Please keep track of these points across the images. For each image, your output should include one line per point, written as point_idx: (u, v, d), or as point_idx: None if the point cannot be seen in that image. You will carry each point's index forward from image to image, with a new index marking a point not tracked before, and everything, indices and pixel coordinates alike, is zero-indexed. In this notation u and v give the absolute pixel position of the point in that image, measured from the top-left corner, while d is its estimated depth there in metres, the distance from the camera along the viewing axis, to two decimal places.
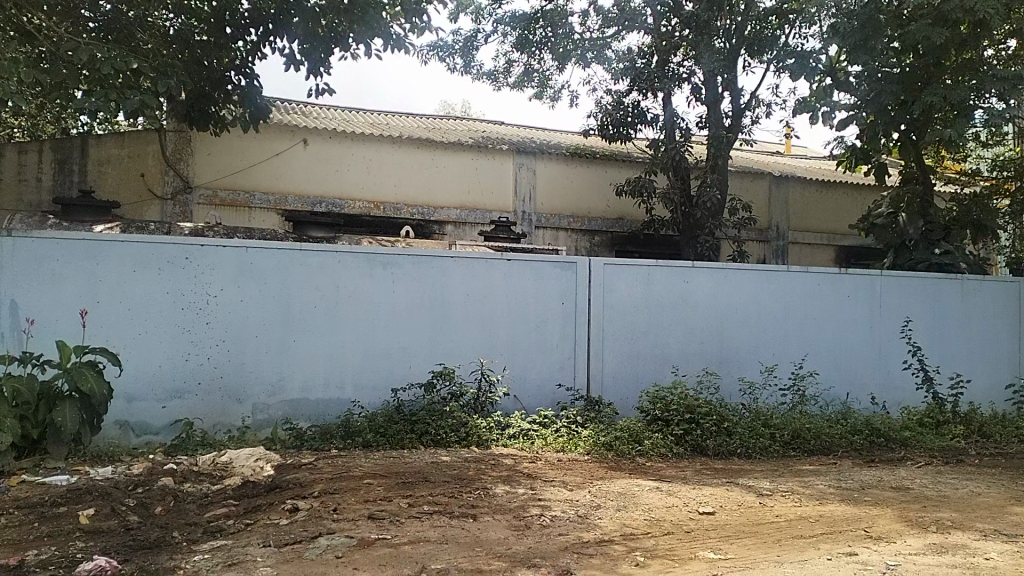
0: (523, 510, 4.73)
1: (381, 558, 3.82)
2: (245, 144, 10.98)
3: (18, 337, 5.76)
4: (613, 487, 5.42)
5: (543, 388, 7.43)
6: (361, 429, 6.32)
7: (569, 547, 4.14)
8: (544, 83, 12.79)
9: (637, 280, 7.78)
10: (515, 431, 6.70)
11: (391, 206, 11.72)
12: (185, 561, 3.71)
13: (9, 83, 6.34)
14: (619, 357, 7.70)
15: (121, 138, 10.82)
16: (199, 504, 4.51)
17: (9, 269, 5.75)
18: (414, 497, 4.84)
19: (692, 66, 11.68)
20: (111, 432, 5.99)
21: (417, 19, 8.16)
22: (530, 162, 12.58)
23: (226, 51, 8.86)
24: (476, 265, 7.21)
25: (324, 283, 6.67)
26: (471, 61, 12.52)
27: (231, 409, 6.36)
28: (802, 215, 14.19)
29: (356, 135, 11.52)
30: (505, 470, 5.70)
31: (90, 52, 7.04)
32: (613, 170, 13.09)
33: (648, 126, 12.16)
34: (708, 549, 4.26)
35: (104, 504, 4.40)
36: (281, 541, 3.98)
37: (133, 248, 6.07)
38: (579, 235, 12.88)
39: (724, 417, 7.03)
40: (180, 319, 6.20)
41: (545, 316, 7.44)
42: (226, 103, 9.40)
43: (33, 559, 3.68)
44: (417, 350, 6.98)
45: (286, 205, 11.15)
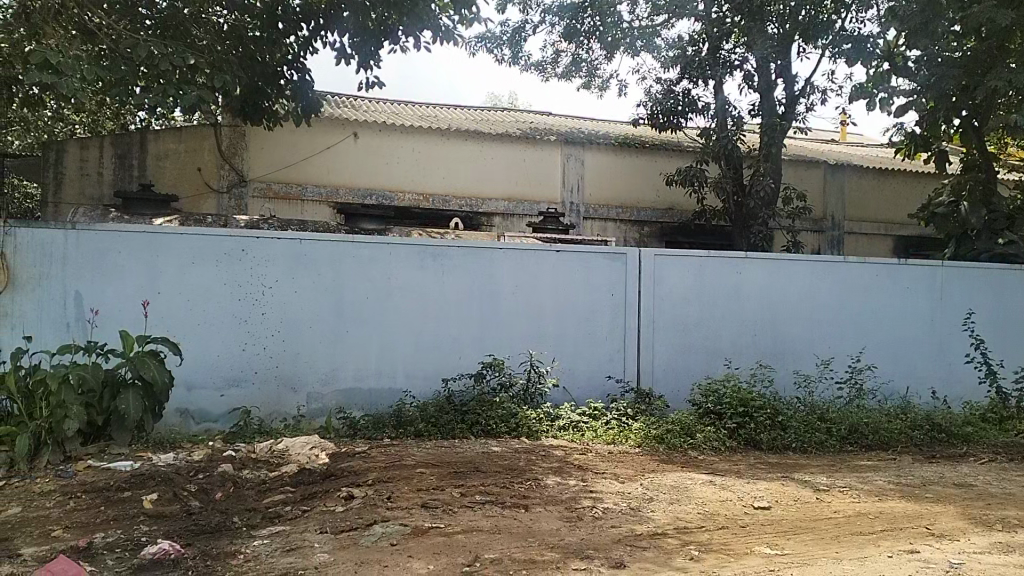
0: (575, 502, 4.71)
1: (434, 547, 3.84)
2: (297, 138, 11.14)
3: (82, 326, 5.96)
4: (665, 480, 5.37)
5: (593, 380, 7.38)
6: (413, 419, 6.39)
7: (623, 540, 4.11)
8: (592, 72, 12.69)
9: (687, 272, 7.67)
10: (565, 422, 6.66)
11: (440, 199, 11.78)
12: (245, 546, 3.79)
13: (72, 80, 6.56)
14: (670, 349, 7.61)
15: (178, 133, 11.00)
16: (258, 491, 4.60)
17: (74, 262, 5.95)
18: (466, 487, 4.86)
19: (744, 53, 11.48)
20: (172, 419, 6.15)
21: (466, 10, 8.15)
22: (578, 153, 12.50)
23: (278, 46, 8.99)
24: (525, 256, 7.19)
25: (375, 274, 6.73)
26: (519, 52, 12.46)
27: (286, 398, 6.48)
28: (858, 204, 13.83)
29: (405, 128, 11.59)
30: (555, 461, 5.68)
31: (148, 49, 7.22)
32: (662, 160, 12.92)
33: (699, 114, 11.95)
34: (764, 545, 4.18)
35: (166, 489, 4.53)
36: (337, 528, 4.03)
37: (190, 241, 6.20)
38: (628, 226, 12.80)
39: (778, 410, 6.90)
40: (236, 310, 6.33)
41: (594, 307, 7.39)
42: (279, 97, 9.49)
43: (100, 541, 3.80)
44: (467, 341, 7.00)
45: (337, 198, 11.31)
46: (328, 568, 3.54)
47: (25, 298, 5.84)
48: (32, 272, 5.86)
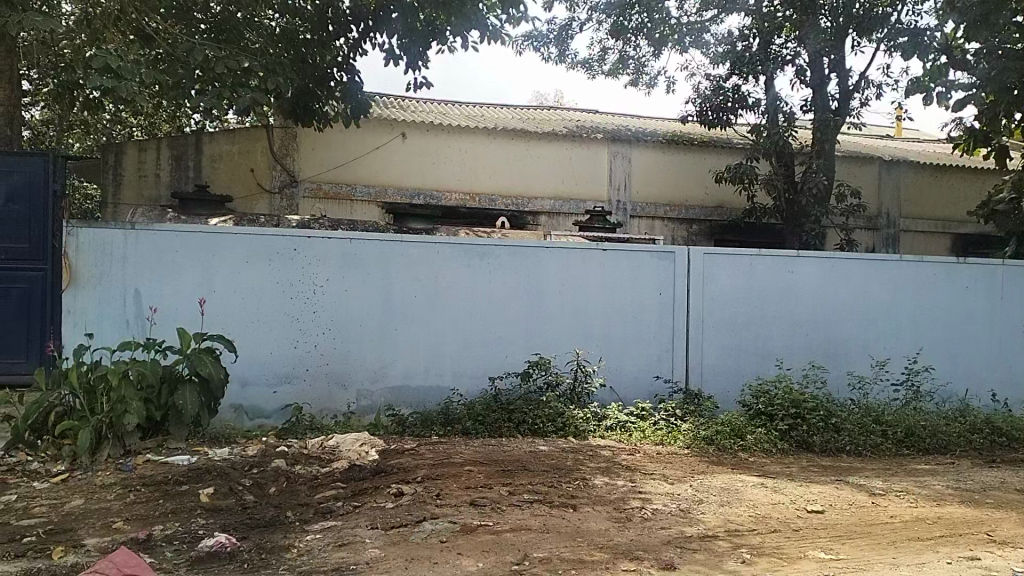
0: (624, 503, 4.68)
1: (484, 544, 3.86)
2: (346, 139, 11.29)
3: (142, 324, 6.14)
4: (715, 482, 5.30)
5: (641, 379, 7.33)
6: (461, 417, 6.43)
7: (673, 542, 4.07)
8: (640, 69, 12.58)
9: (738, 270, 7.56)
10: (612, 422, 6.62)
11: (486, 198, 11.84)
12: (299, 540, 3.86)
13: (132, 84, 6.74)
14: (720, 349, 7.51)
15: (232, 134, 11.21)
16: (310, 486, 4.67)
17: (134, 261, 6.13)
18: (514, 485, 4.88)
19: (796, 47, 11.25)
20: (227, 415, 6.30)
21: (514, 10, 8.15)
22: (625, 150, 12.42)
23: (328, 49, 9.12)
24: (572, 255, 7.17)
25: (423, 273, 6.78)
26: (567, 50, 12.42)
27: (337, 394, 6.58)
28: (915, 201, 13.47)
29: (452, 128, 11.67)
30: (603, 461, 5.66)
31: (204, 52, 7.42)
32: (711, 158, 12.77)
33: (749, 110, 11.75)
34: (818, 549, 4.11)
35: (222, 483, 4.63)
36: (387, 524, 4.08)
37: (244, 240, 6.33)
38: (676, 224, 12.68)
39: (832, 412, 6.76)
40: (289, 308, 6.44)
41: (642, 306, 7.32)
42: (329, 99, 9.60)
43: (159, 534, 3.90)
44: (514, 340, 7.01)
45: (386, 197, 11.45)
46: (379, 564, 3.58)
47: (87, 297, 6.04)
48: (93, 271, 6.06)
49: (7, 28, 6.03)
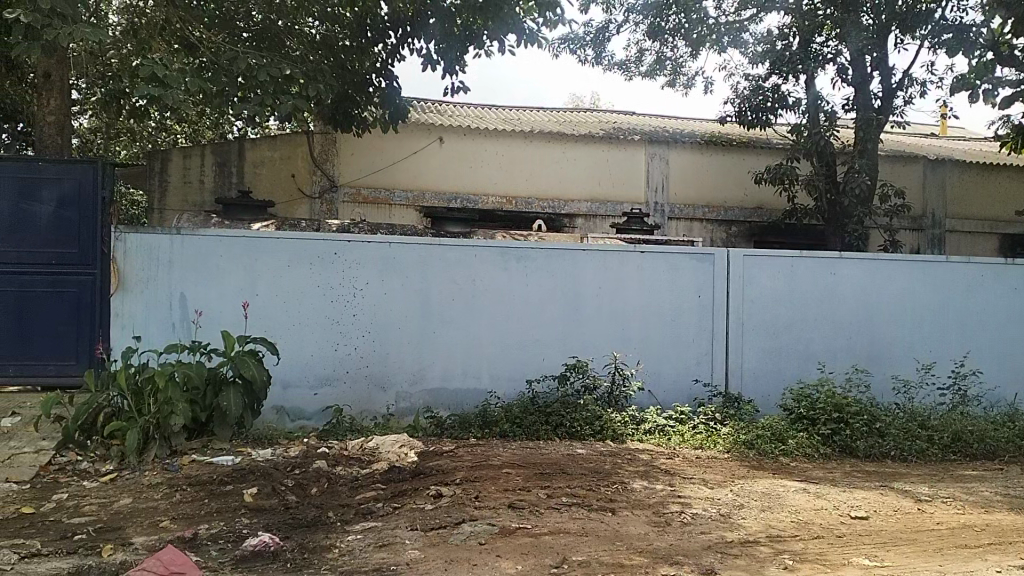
0: (663, 507, 4.65)
1: (523, 547, 3.87)
2: (385, 143, 11.44)
3: (187, 327, 6.29)
4: (756, 487, 5.24)
5: (679, 383, 7.27)
6: (499, 419, 6.45)
7: (713, 546, 4.03)
8: (677, 70, 12.49)
9: (778, 272, 7.46)
10: (650, 426, 6.58)
11: (523, 200, 11.87)
12: (340, 540, 3.91)
13: (177, 92, 6.90)
14: (760, 352, 7.43)
15: (273, 140, 11.39)
16: (350, 487, 4.73)
17: (179, 265, 6.27)
18: (552, 489, 4.88)
19: (837, 45, 11.08)
20: (269, 416, 6.42)
21: (550, 13, 8.17)
22: (662, 151, 12.35)
23: (367, 55, 9.20)
24: (609, 258, 7.14)
25: (461, 277, 6.82)
26: (603, 52, 12.39)
27: (376, 396, 6.65)
28: (961, 201, 13.16)
29: (489, 131, 11.73)
30: (641, 465, 5.63)
31: (247, 60, 7.56)
32: (750, 158, 12.63)
33: (789, 110, 11.59)
34: (862, 556, 4.04)
35: (265, 484, 4.71)
36: (427, 525, 4.11)
37: (286, 244, 6.44)
38: (715, 225, 12.57)
39: (876, 417, 6.64)
40: (329, 311, 6.53)
41: (680, 309, 7.26)
42: (368, 105, 9.72)
43: (205, 533, 3.99)
44: (551, 343, 7.01)
45: (423, 202, 11.58)
46: (419, 565, 3.61)
47: (134, 300, 6.21)
48: (141, 276, 6.24)
49: (58, 40, 6.22)
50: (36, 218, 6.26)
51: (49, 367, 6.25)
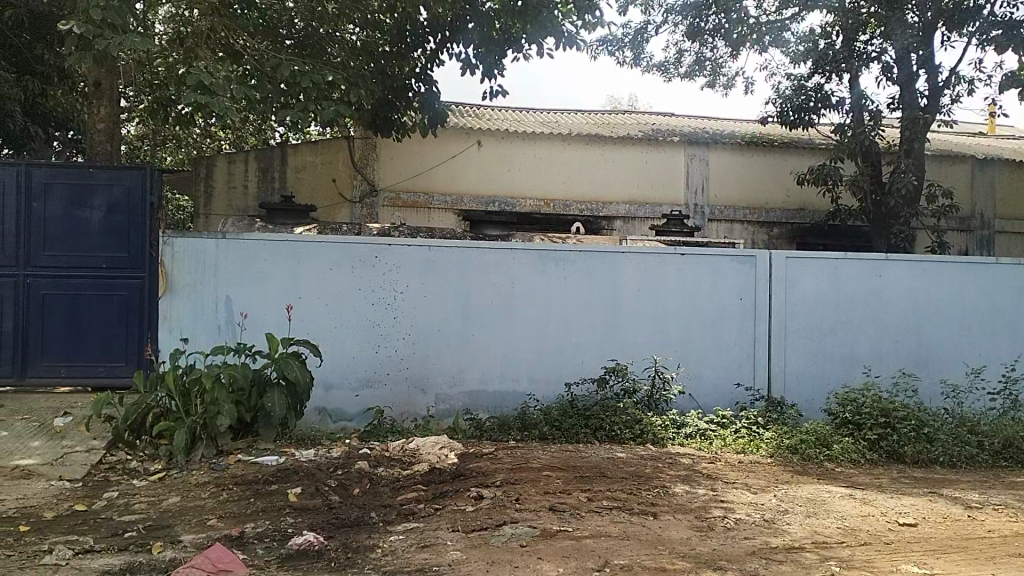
0: (705, 511, 4.60)
1: (564, 550, 3.86)
2: (424, 147, 11.57)
3: (232, 328, 6.40)
4: (801, 492, 5.16)
5: (720, 387, 7.18)
6: (537, 422, 6.44)
7: (757, 552, 3.98)
8: (717, 70, 12.37)
9: (822, 274, 7.34)
10: (691, 430, 6.51)
11: (561, 203, 11.86)
12: (383, 541, 3.95)
13: (224, 99, 7.03)
14: (804, 355, 7.32)
15: (315, 145, 11.53)
16: (392, 488, 4.77)
17: (225, 269, 6.39)
18: (592, 492, 4.86)
19: (882, 44, 10.87)
20: (312, 417, 6.51)
21: (589, 15, 8.16)
22: (702, 152, 12.24)
23: (406, 59, 9.28)
24: (650, 260, 7.08)
25: (500, 280, 6.83)
26: (641, 54, 12.33)
27: (416, 398, 6.70)
28: (1011, 201, 12.81)
29: (527, 134, 11.77)
30: (682, 469, 5.57)
31: (291, 67, 7.69)
32: (793, 158, 12.46)
33: (833, 110, 11.39)
34: (911, 563, 3.95)
35: (309, 483, 4.78)
36: (468, 527, 4.13)
37: (329, 248, 6.52)
38: (756, 227, 12.44)
39: (923, 422, 6.48)
40: (370, 313, 6.60)
41: (722, 311, 7.18)
42: (408, 109, 9.76)
43: (251, 531, 4.05)
44: (591, 345, 6.98)
45: (462, 205, 11.66)
46: (461, 566, 3.63)
47: (182, 302, 6.34)
48: (188, 279, 6.36)
49: (108, 50, 6.40)
50: (87, 223, 6.46)
51: (99, 368, 6.43)
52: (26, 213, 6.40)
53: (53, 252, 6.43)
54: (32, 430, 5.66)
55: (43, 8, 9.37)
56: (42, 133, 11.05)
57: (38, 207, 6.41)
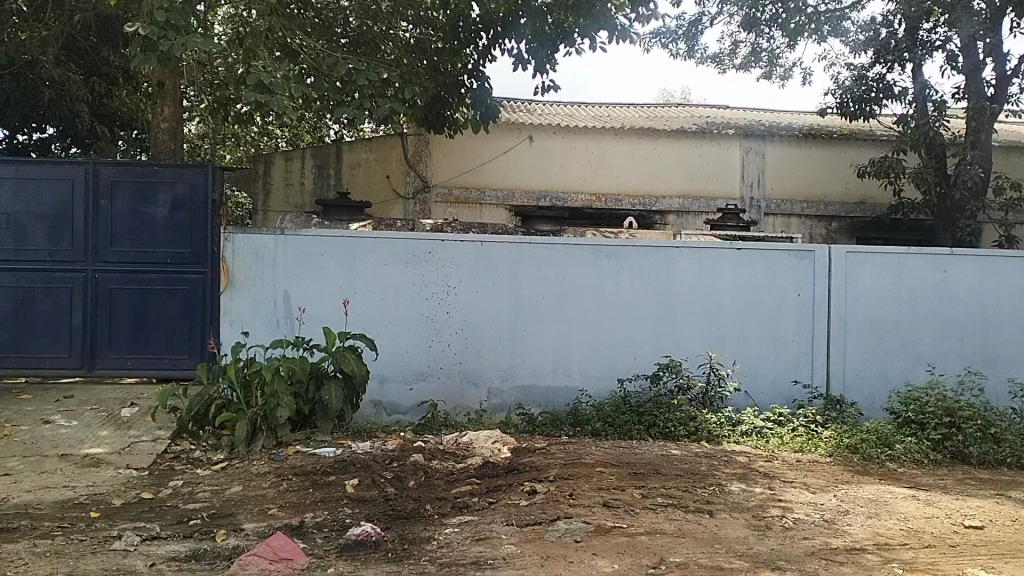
0: (762, 510, 4.53)
1: (619, 546, 3.85)
2: (476, 143, 11.63)
3: (291, 322, 6.53)
4: (862, 492, 5.04)
5: (777, 384, 7.05)
6: (590, 418, 6.42)
7: (817, 553, 3.90)
8: (773, 61, 12.13)
9: (884, 270, 7.14)
10: (747, 428, 6.41)
11: (613, 198, 11.79)
12: (438, 533, 3.99)
13: (283, 98, 7.16)
14: (864, 352, 7.14)
15: (369, 143, 11.70)
16: (446, 481, 4.82)
17: (284, 264, 6.52)
18: (646, 488, 4.83)
19: (947, 32, 10.50)
20: (368, 410, 6.62)
21: (643, 8, 8.07)
22: (759, 145, 12.02)
23: (459, 56, 9.34)
24: (704, 255, 6.98)
25: (552, 274, 6.82)
26: (696, 46, 12.17)
27: (469, 393, 6.75)
28: None
29: (579, 129, 11.72)
30: (739, 467, 5.50)
31: (348, 66, 7.81)
32: (853, 151, 12.15)
33: (895, 101, 11.08)
34: (977, 567, 3.84)
35: (366, 475, 4.86)
36: (522, 521, 4.14)
37: (383, 244, 6.60)
38: (814, 221, 12.18)
39: (991, 422, 6.27)
40: (423, 308, 6.66)
41: (779, 307, 7.04)
42: (460, 105, 9.79)
43: (311, 521, 4.14)
44: (644, 341, 6.92)
45: (513, 201, 11.69)
46: (516, 560, 3.65)
47: (243, 296, 6.49)
48: (248, 273, 6.51)
49: (173, 51, 6.59)
50: (152, 220, 6.67)
51: (164, 361, 6.65)
52: (94, 210, 6.64)
53: (120, 248, 6.66)
54: (100, 420, 5.88)
55: (111, 13, 9.69)
56: (108, 133, 11.43)
57: (105, 204, 6.64)
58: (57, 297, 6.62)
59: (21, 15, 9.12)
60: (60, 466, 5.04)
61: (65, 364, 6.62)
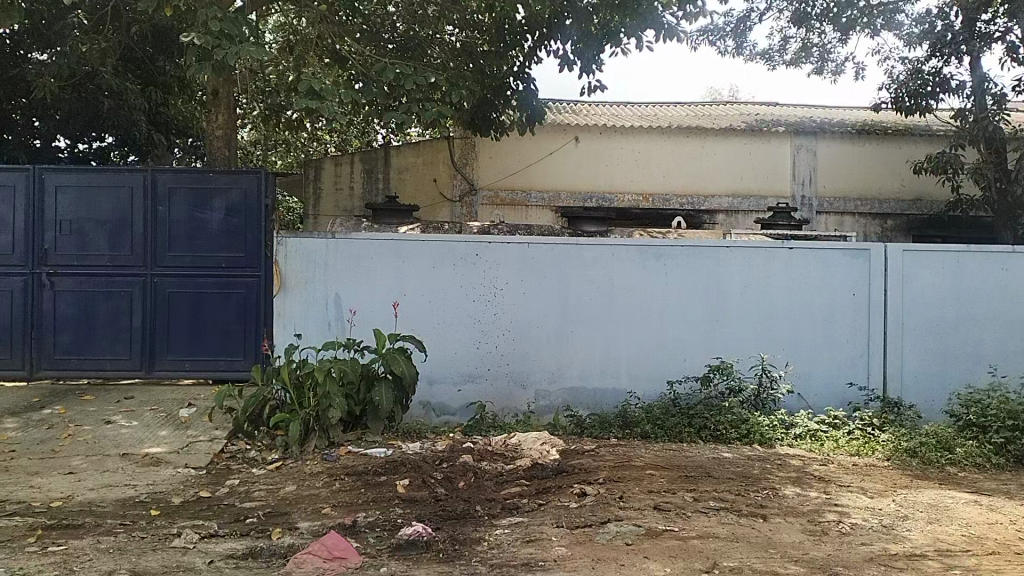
0: (818, 515, 4.44)
1: (671, 550, 3.81)
2: (522, 145, 11.65)
3: (342, 325, 6.63)
4: (921, 497, 4.90)
5: (831, 386, 6.91)
6: (639, 421, 6.37)
7: (875, 559, 3.81)
8: (825, 57, 11.89)
9: (942, 268, 6.94)
10: (801, 431, 6.30)
11: (661, 198, 11.70)
12: (489, 534, 4.01)
13: (333, 104, 7.27)
14: (922, 353, 6.94)
15: (417, 147, 11.81)
16: (496, 482, 4.83)
17: (334, 267, 6.63)
18: (698, 492, 4.77)
19: (1007, 23, 10.14)
20: (417, 411, 6.69)
21: (690, 6, 8.00)
22: (810, 143, 11.79)
23: (505, 59, 9.36)
24: (755, 255, 6.86)
25: (599, 276, 6.79)
26: (744, 43, 12.01)
27: (516, 394, 6.76)
28: None
29: (625, 129, 11.65)
30: (793, 470, 5.40)
31: (395, 71, 7.89)
32: (908, 146, 11.84)
33: (952, 95, 10.76)
34: None
35: (416, 476, 4.90)
36: (572, 523, 4.14)
37: (432, 247, 6.66)
38: (868, 219, 11.93)
39: None
40: (471, 310, 6.69)
41: (833, 307, 6.89)
42: (506, 108, 9.80)
43: (363, 520, 4.19)
44: (693, 343, 6.84)
45: (559, 202, 11.68)
46: (567, 562, 3.64)
47: (295, 299, 6.61)
48: (300, 276, 6.63)
49: (227, 60, 6.70)
50: (208, 225, 6.84)
51: (219, 362, 6.82)
52: (153, 216, 6.83)
53: (177, 253, 6.84)
54: (159, 420, 6.05)
55: (166, 24, 9.97)
56: (165, 141, 11.74)
57: (163, 210, 6.83)
58: (117, 301, 6.83)
59: (82, 28, 9.44)
60: (122, 465, 5.19)
61: (125, 365, 6.83)
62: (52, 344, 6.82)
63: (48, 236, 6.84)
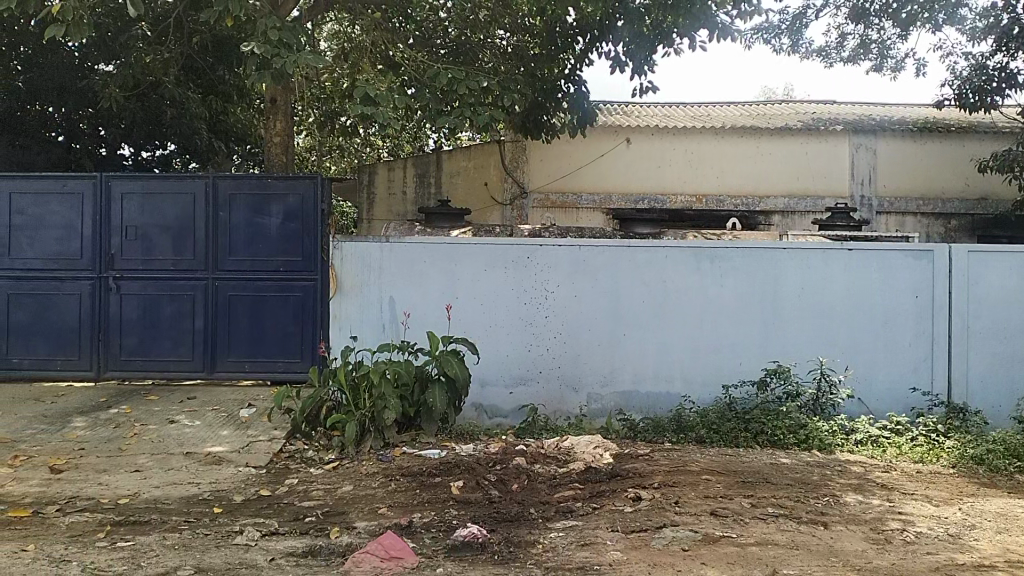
0: (881, 523, 4.32)
1: (728, 556, 3.76)
2: (573, 147, 11.64)
3: (396, 327, 6.72)
4: (991, 506, 4.73)
5: (893, 391, 6.72)
6: (693, 425, 6.30)
7: (941, 569, 3.69)
8: (884, 53, 11.58)
9: (1010, 269, 6.70)
10: (862, 437, 6.14)
11: (714, 199, 11.57)
12: (544, 537, 4.01)
13: (386, 109, 7.32)
14: (989, 357, 6.71)
15: (469, 151, 11.89)
16: (549, 485, 4.83)
17: (388, 271, 6.71)
18: (756, 498, 4.69)
19: None
20: (470, 413, 6.74)
21: (745, 4, 7.90)
22: (870, 141, 11.49)
23: (556, 62, 9.35)
24: (813, 257, 6.72)
25: (652, 278, 6.73)
26: (800, 40, 11.78)
27: (569, 397, 6.75)
28: None
29: (677, 129, 11.54)
30: (854, 477, 5.27)
31: (447, 75, 7.97)
32: (973, 144, 11.46)
33: (1019, 89, 10.37)
34: None
35: (470, 478, 4.93)
36: (627, 528, 4.11)
37: (484, 249, 6.69)
38: (930, 219, 11.61)
39: None
40: (523, 313, 6.71)
41: (895, 310, 6.70)
42: (557, 111, 9.73)
43: (419, 520, 4.23)
44: (748, 346, 6.73)
45: (610, 204, 11.63)
46: (622, 567, 3.63)
47: (351, 302, 6.72)
48: (356, 279, 6.73)
49: (285, 67, 6.83)
50: (266, 229, 7.00)
51: (278, 363, 6.97)
52: (214, 221, 7.03)
53: (237, 257, 7.02)
54: (221, 420, 6.21)
55: (226, 34, 10.25)
56: (225, 148, 12.06)
57: (224, 216, 7.02)
58: (180, 304, 7.03)
59: (146, 40, 9.76)
60: (186, 463, 5.34)
61: (188, 366, 7.03)
62: (119, 346, 7.06)
63: (115, 241, 7.09)
